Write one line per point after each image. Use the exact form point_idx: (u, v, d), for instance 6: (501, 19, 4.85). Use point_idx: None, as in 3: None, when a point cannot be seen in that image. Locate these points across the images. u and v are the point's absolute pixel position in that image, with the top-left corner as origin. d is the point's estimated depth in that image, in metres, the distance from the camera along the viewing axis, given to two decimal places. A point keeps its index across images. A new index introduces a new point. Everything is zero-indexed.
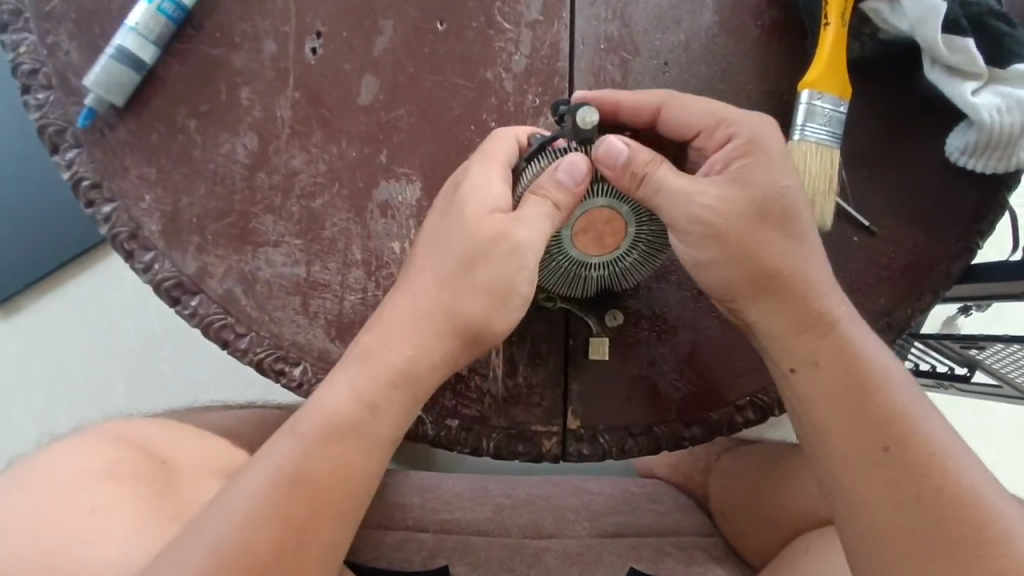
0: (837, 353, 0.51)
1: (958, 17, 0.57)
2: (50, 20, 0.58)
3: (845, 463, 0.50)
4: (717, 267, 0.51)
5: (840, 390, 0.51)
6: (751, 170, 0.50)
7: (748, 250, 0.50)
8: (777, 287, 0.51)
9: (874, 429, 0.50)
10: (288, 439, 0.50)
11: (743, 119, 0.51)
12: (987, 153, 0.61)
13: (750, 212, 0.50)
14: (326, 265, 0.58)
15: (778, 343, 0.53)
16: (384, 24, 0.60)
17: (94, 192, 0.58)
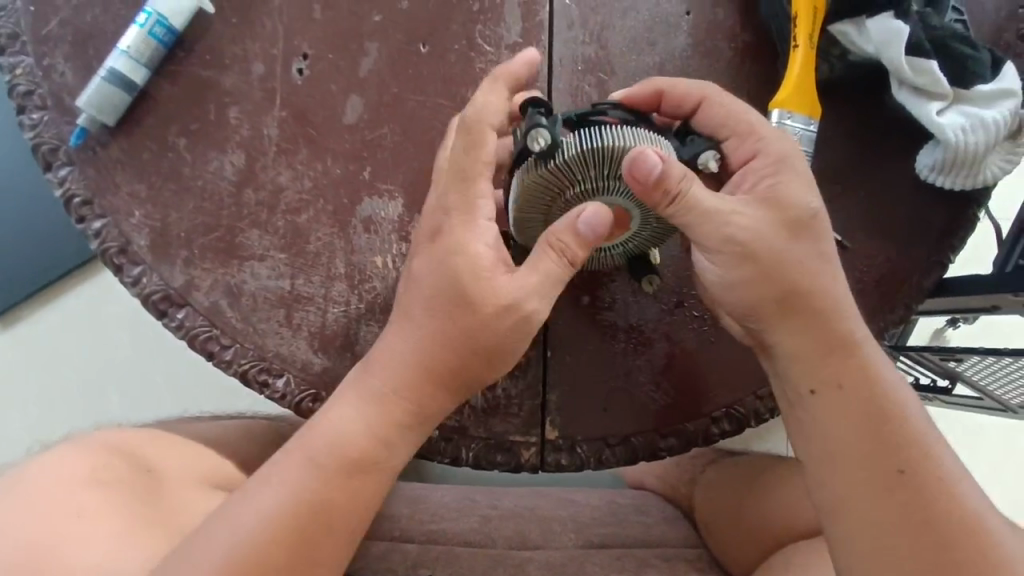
0: (861, 374, 0.53)
1: (920, 39, 0.60)
2: (46, 43, 0.61)
3: (856, 484, 0.52)
4: (745, 290, 0.52)
5: (862, 409, 0.53)
6: (782, 191, 0.52)
7: (775, 275, 0.52)
8: (803, 310, 0.53)
9: (887, 451, 0.52)
10: (299, 465, 0.51)
11: (772, 136, 0.53)
12: (955, 170, 0.62)
13: (783, 237, 0.51)
14: (310, 279, 0.60)
15: (799, 363, 0.54)
16: (369, 47, 0.63)
17: (85, 208, 0.60)
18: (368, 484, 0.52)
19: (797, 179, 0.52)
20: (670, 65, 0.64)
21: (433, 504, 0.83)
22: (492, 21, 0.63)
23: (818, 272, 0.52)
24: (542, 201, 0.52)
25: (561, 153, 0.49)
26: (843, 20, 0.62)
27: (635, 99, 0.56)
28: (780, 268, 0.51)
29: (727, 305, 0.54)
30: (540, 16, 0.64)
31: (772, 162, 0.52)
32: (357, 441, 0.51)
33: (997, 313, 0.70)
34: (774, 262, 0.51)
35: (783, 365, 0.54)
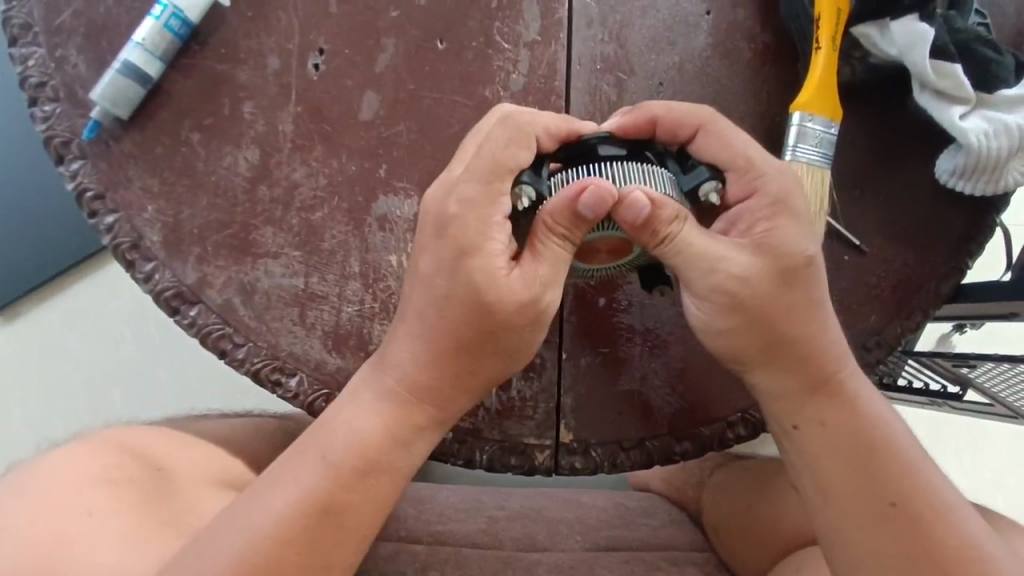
0: (850, 411, 0.53)
1: (945, 43, 0.59)
2: (59, 35, 0.60)
3: (849, 520, 0.52)
4: (731, 334, 0.51)
5: (851, 446, 0.52)
6: (776, 236, 0.49)
7: (765, 318, 0.50)
8: (790, 353, 0.51)
9: (879, 486, 0.52)
10: (313, 464, 0.50)
11: (772, 172, 0.50)
12: (976, 175, 0.62)
13: (774, 280, 0.49)
14: (324, 277, 0.59)
15: (784, 403, 0.53)
16: (386, 43, 0.62)
17: (97, 202, 0.59)
18: (384, 486, 0.51)
19: (795, 223, 0.49)
20: (689, 65, 0.64)
21: (439, 505, 0.83)
22: (510, 18, 0.62)
23: (807, 314, 0.51)
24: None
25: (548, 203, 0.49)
26: (866, 22, 0.61)
27: (630, 129, 0.51)
28: (767, 312, 0.50)
29: (712, 349, 0.53)
30: (559, 14, 0.63)
31: (768, 204, 0.50)
32: (375, 443, 0.50)
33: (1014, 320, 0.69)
34: (763, 309, 0.50)
35: (769, 403, 0.54)
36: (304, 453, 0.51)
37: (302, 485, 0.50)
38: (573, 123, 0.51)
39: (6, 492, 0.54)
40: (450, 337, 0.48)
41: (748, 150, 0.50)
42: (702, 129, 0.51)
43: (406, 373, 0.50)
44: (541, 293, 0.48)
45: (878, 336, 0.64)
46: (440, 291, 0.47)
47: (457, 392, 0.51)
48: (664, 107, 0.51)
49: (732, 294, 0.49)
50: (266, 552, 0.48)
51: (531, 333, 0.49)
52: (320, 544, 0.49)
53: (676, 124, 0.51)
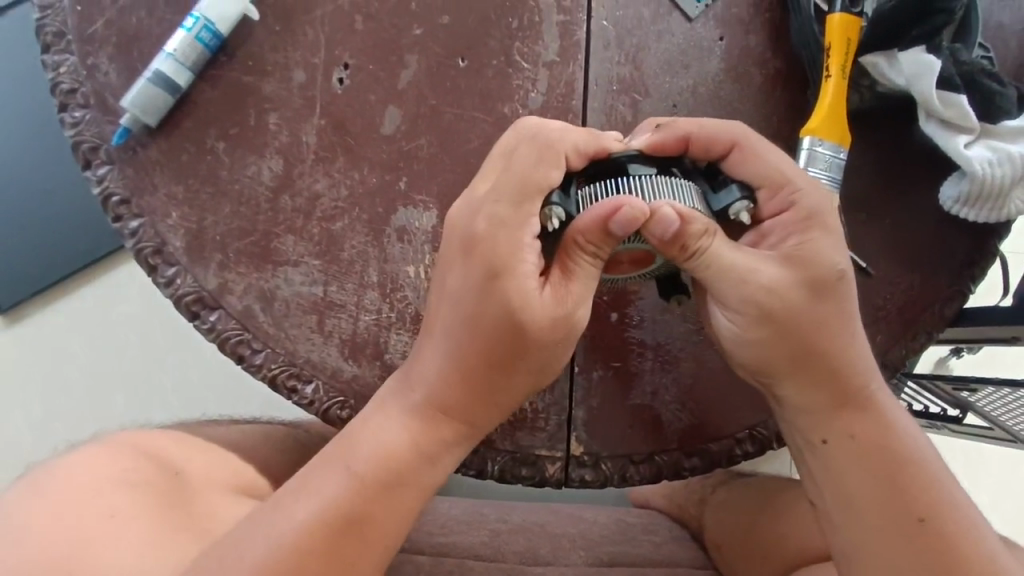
0: (876, 426, 0.54)
1: (950, 74, 0.61)
2: (91, 43, 0.61)
3: (875, 534, 0.52)
4: (760, 347, 0.52)
5: (878, 460, 0.53)
6: (807, 251, 0.51)
7: (796, 331, 0.51)
8: (819, 366, 0.53)
9: (905, 499, 0.52)
10: (335, 470, 0.51)
11: (806, 189, 0.52)
12: (979, 203, 0.64)
13: (807, 293, 0.51)
14: (343, 286, 0.60)
15: (811, 416, 0.54)
16: (409, 59, 0.63)
17: (122, 208, 0.60)
18: (406, 496, 0.52)
19: (826, 238, 0.51)
20: (703, 88, 0.65)
21: (441, 517, 0.83)
22: (530, 38, 0.64)
23: (837, 328, 0.52)
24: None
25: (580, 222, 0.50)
26: (875, 52, 0.63)
27: (659, 146, 0.52)
28: (799, 324, 0.51)
29: (741, 362, 0.54)
30: (577, 36, 0.64)
31: (802, 218, 0.52)
32: (393, 450, 0.51)
33: (1014, 344, 0.70)
34: (795, 323, 0.51)
35: (794, 417, 0.55)
36: (332, 459, 0.51)
37: (330, 490, 0.50)
38: (601, 138, 0.52)
39: (24, 491, 0.54)
40: (478, 355, 0.49)
41: (780, 167, 0.52)
42: (733, 145, 0.52)
43: (430, 385, 0.51)
44: (572, 311, 0.49)
45: (883, 358, 0.65)
46: (470, 307, 0.49)
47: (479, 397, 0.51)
48: (699, 124, 0.52)
49: (763, 308, 0.50)
50: (292, 557, 0.49)
51: (558, 351, 0.50)
52: (340, 548, 0.50)
53: (710, 139, 0.52)
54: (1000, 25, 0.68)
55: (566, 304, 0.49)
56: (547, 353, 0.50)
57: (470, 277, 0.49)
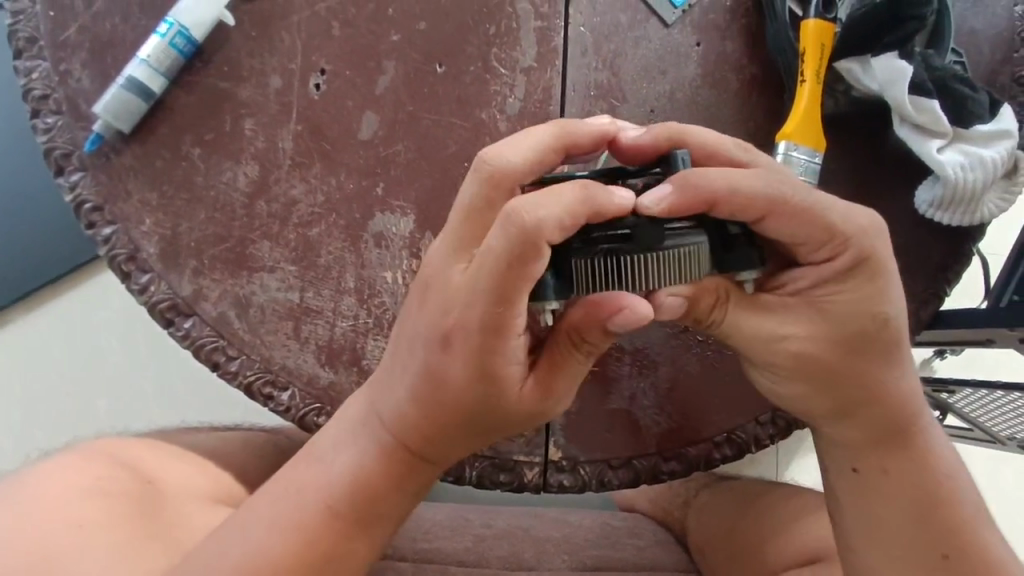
0: (913, 464, 0.54)
1: (922, 80, 0.62)
2: (64, 49, 0.61)
3: (896, 566, 0.54)
4: (799, 389, 0.52)
5: (910, 497, 0.54)
6: (858, 300, 0.48)
7: (840, 379, 0.51)
8: (863, 410, 0.52)
9: (932, 536, 0.53)
10: (306, 473, 0.52)
11: (857, 238, 0.47)
12: (953, 207, 0.64)
13: (858, 344, 0.49)
14: (319, 292, 0.60)
15: (848, 452, 0.55)
16: (386, 65, 0.63)
17: (95, 214, 0.60)
18: (378, 501, 0.52)
19: (883, 285, 0.48)
20: (679, 94, 0.66)
21: (425, 523, 0.82)
22: (508, 44, 0.64)
23: (883, 372, 0.51)
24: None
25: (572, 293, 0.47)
26: (849, 58, 0.63)
27: (676, 210, 0.44)
28: (843, 373, 0.50)
29: (781, 398, 0.55)
30: (555, 42, 0.65)
31: (852, 266, 0.47)
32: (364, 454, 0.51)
33: (988, 346, 0.71)
34: (837, 370, 0.50)
35: (830, 447, 0.56)
36: (297, 475, 0.52)
37: (293, 502, 0.51)
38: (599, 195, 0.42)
39: None
40: (454, 421, 0.49)
41: (830, 222, 0.46)
42: (767, 211, 0.45)
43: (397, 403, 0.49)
44: (549, 403, 0.50)
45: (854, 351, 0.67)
46: (451, 395, 0.47)
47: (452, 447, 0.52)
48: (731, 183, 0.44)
49: (803, 354, 0.49)
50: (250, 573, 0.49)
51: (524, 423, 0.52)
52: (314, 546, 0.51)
53: (743, 203, 0.45)
54: (972, 31, 0.69)
55: (546, 399, 0.50)
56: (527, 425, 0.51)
57: (451, 369, 0.46)
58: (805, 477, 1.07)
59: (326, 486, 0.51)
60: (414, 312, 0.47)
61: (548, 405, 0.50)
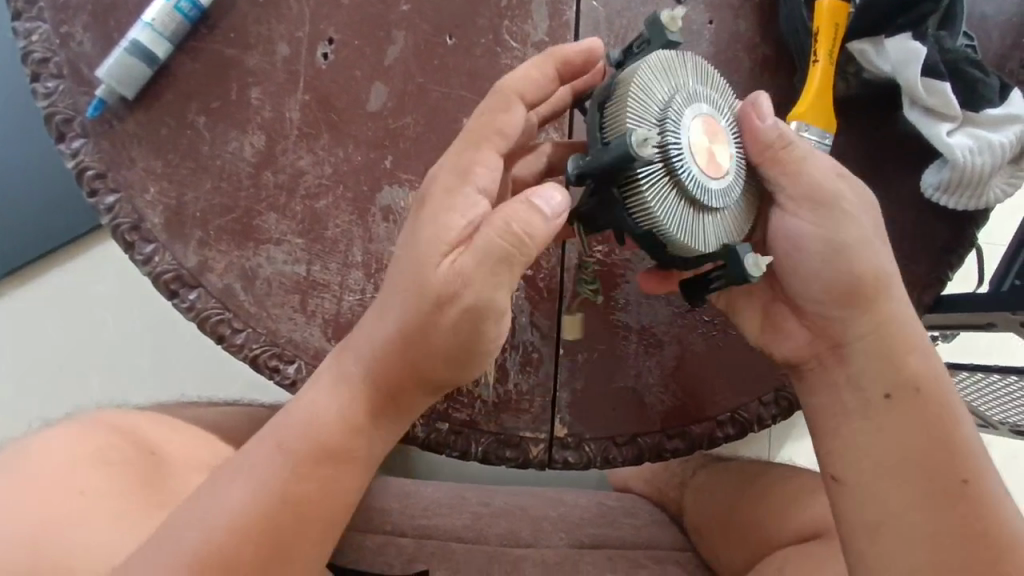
0: (936, 386, 0.52)
1: (935, 62, 0.61)
2: (65, 11, 0.59)
3: (911, 496, 0.50)
4: (854, 234, 0.51)
5: (923, 417, 0.51)
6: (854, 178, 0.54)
7: (852, 257, 0.52)
8: (872, 297, 0.52)
9: (949, 459, 0.50)
10: (279, 443, 0.50)
11: None
12: (959, 191, 0.64)
13: (867, 222, 0.52)
14: (326, 265, 0.60)
15: (860, 366, 0.54)
16: (395, 35, 0.62)
17: (98, 181, 0.59)
18: (359, 466, 0.52)
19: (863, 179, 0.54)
20: None
21: (424, 500, 0.82)
22: (519, 17, 0.63)
23: (889, 263, 0.53)
24: (647, 117, 0.45)
25: (668, 64, 0.46)
26: (862, 38, 0.63)
27: None
28: (859, 248, 0.52)
29: (802, 292, 0.54)
30: (567, 16, 0.63)
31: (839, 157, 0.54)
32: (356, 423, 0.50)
33: (988, 330, 0.72)
34: (872, 233, 0.52)
35: (861, 363, 0.54)
36: (280, 432, 0.50)
37: (284, 463, 0.49)
38: (560, 52, 0.51)
39: None
40: (406, 343, 0.47)
41: None
42: None
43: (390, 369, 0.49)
44: (470, 301, 0.45)
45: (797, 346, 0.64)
46: (401, 271, 0.47)
47: (418, 385, 0.50)
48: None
49: (841, 196, 0.51)
50: (234, 545, 0.48)
51: (467, 345, 0.47)
52: (298, 515, 0.49)
53: None
54: (983, 15, 0.69)
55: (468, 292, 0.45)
56: (460, 326, 0.46)
57: (410, 237, 0.47)
58: (801, 459, 1.09)
59: (303, 450, 0.50)
60: (401, 247, 0.47)
61: (465, 296, 0.45)
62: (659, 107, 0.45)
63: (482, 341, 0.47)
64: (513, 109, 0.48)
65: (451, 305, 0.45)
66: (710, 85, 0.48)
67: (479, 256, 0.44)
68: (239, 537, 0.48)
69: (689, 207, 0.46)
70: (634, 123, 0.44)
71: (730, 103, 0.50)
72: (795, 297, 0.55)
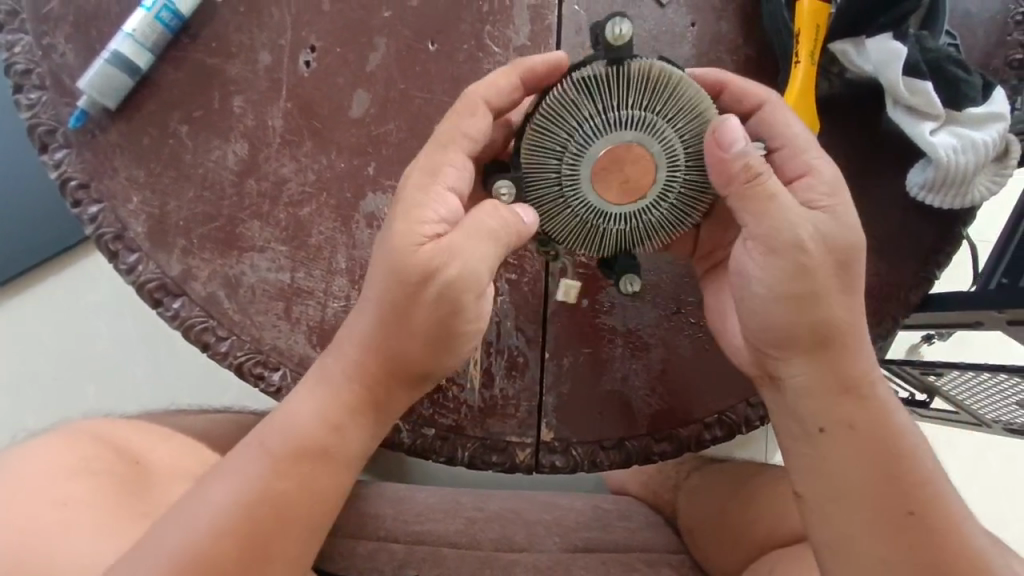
0: (879, 416, 0.51)
1: (917, 61, 0.61)
2: (47, 22, 0.59)
3: (859, 523, 0.50)
4: (801, 274, 0.48)
5: (874, 450, 0.51)
6: (834, 217, 0.49)
7: (804, 297, 0.49)
8: (828, 339, 0.50)
9: (899, 491, 0.50)
10: (259, 452, 0.50)
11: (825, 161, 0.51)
12: (943, 190, 0.64)
13: (827, 264, 0.49)
14: (310, 272, 0.60)
15: (807, 401, 0.51)
16: (378, 42, 0.62)
17: (81, 192, 0.59)
18: (340, 470, 0.52)
19: (844, 212, 0.49)
20: None
21: (417, 506, 0.82)
22: (501, 22, 0.63)
23: (845, 300, 0.50)
24: (546, 148, 0.48)
25: (591, 84, 0.46)
26: (844, 39, 0.63)
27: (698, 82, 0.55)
28: (815, 288, 0.48)
29: (754, 326, 0.52)
30: (549, 20, 0.63)
31: (827, 184, 0.50)
32: (332, 426, 0.51)
33: (976, 329, 0.72)
34: (823, 277, 0.48)
35: (793, 398, 0.52)
36: (263, 432, 0.51)
37: (265, 461, 0.50)
38: (525, 62, 0.49)
39: None
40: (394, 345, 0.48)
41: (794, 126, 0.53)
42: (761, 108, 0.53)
43: (369, 367, 0.50)
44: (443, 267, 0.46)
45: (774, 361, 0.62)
46: (374, 256, 0.48)
47: (400, 378, 0.50)
48: (723, 81, 0.55)
49: (797, 239, 0.48)
50: (219, 545, 0.48)
51: (446, 318, 0.47)
52: (280, 518, 0.50)
53: (739, 96, 0.54)
54: (967, 14, 0.69)
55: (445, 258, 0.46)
56: (441, 301, 0.46)
57: (387, 229, 0.47)
58: None
59: (285, 451, 0.50)
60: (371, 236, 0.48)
61: (448, 269, 0.46)
62: (566, 133, 0.47)
63: (461, 318, 0.48)
64: (478, 112, 0.48)
65: (433, 279, 0.46)
66: (646, 103, 0.46)
67: (467, 238, 0.46)
68: (222, 540, 0.48)
69: (582, 228, 0.50)
70: (530, 154, 0.48)
71: (676, 121, 0.47)
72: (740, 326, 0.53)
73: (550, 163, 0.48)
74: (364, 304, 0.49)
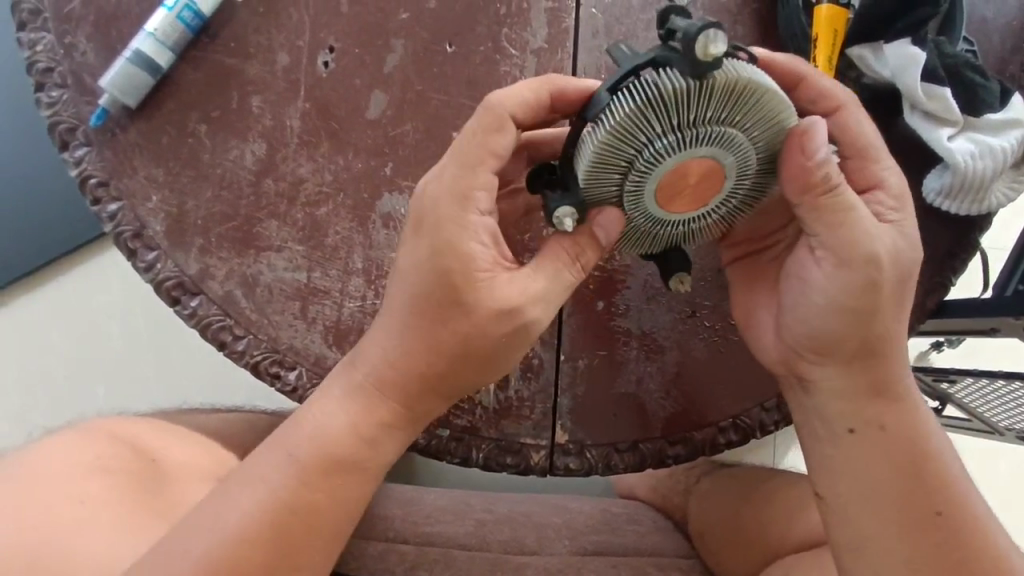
0: (907, 418, 0.51)
1: (935, 66, 0.61)
2: (69, 22, 0.60)
3: (882, 522, 0.50)
4: (855, 276, 0.48)
5: (903, 450, 0.51)
6: (899, 233, 0.50)
7: (863, 303, 0.49)
8: (880, 348, 0.50)
9: (927, 491, 0.50)
10: (283, 459, 0.50)
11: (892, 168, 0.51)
12: (961, 196, 0.64)
13: (890, 272, 0.49)
14: (327, 272, 0.60)
15: (846, 404, 0.52)
16: (395, 44, 0.63)
17: (101, 190, 0.59)
18: (363, 477, 0.51)
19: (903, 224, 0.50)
20: None
21: (427, 507, 0.81)
22: (518, 24, 0.63)
23: (893, 307, 0.50)
24: (610, 167, 0.44)
25: (669, 100, 0.41)
26: (862, 44, 0.63)
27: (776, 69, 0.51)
28: (874, 297, 0.49)
29: (801, 329, 0.52)
30: (567, 23, 0.63)
31: (892, 197, 0.51)
32: (353, 430, 0.50)
33: (991, 335, 0.72)
34: (886, 292, 0.49)
35: (824, 401, 0.52)
36: (290, 439, 0.50)
37: (292, 470, 0.49)
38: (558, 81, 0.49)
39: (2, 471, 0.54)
40: (426, 349, 0.48)
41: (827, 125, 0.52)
42: (839, 109, 0.51)
43: (399, 371, 0.49)
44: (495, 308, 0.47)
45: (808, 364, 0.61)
46: (427, 300, 0.47)
47: (429, 388, 0.50)
48: (805, 73, 0.51)
49: (869, 247, 0.48)
50: (247, 549, 0.48)
51: (496, 351, 0.48)
52: (303, 525, 0.49)
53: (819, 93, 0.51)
54: (983, 20, 0.69)
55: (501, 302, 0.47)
56: (492, 336, 0.47)
57: (437, 266, 0.47)
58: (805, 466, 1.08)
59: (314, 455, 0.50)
60: (413, 264, 0.47)
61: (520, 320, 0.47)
62: (634, 151, 0.43)
63: (510, 351, 0.49)
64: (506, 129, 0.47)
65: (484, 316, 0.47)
66: (723, 118, 0.42)
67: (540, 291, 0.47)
68: (247, 546, 0.48)
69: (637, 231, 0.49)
70: (593, 172, 0.44)
71: (752, 130, 0.44)
72: (781, 329, 0.54)
73: (614, 179, 0.44)
74: (390, 305, 0.49)
